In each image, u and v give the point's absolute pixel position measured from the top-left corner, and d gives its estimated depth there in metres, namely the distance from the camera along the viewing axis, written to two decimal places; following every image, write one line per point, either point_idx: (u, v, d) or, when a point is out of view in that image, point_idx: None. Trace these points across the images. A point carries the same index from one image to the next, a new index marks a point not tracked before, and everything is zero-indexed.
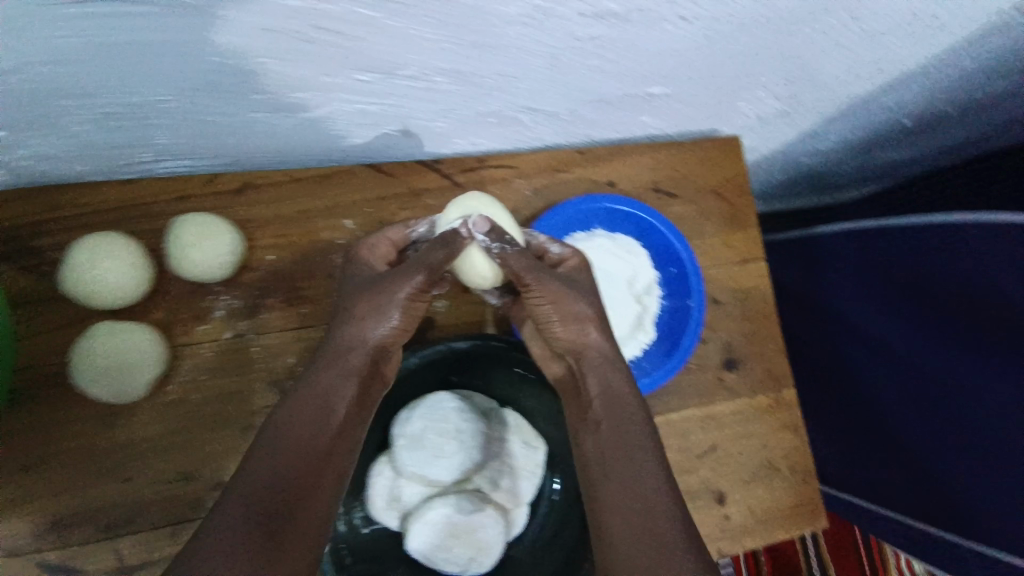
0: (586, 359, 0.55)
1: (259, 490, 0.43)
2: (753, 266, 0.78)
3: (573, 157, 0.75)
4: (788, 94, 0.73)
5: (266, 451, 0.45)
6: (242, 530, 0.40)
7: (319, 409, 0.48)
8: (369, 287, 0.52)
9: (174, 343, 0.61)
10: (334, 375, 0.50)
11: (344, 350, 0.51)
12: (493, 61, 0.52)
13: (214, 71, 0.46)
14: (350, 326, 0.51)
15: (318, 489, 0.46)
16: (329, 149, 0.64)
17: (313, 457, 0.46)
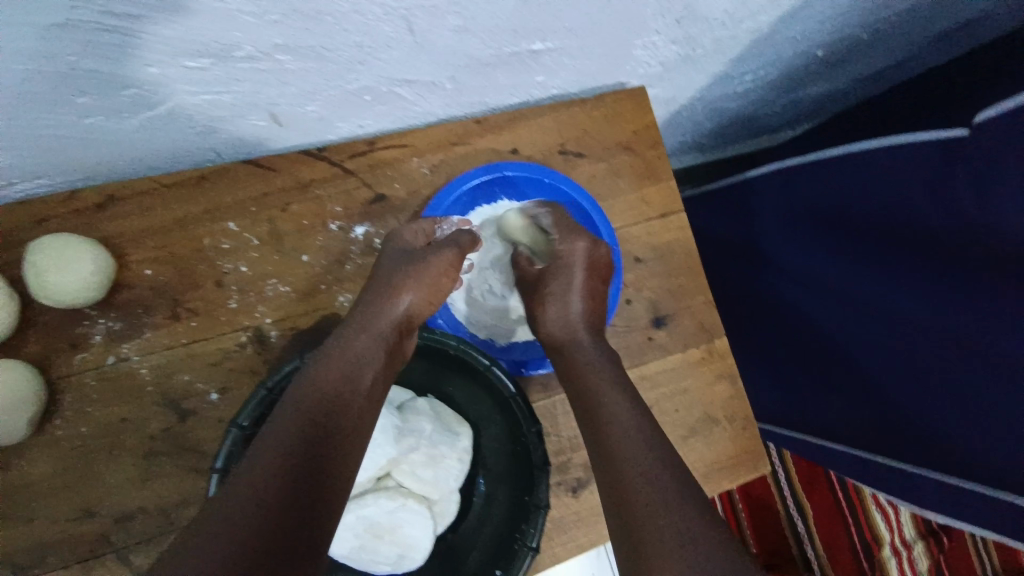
0: (569, 342, 0.62)
1: (291, 448, 0.44)
2: (672, 219, 0.76)
3: (471, 128, 0.71)
4: (685, 37, 0.68)
5: (293, 413, 0.47)
6: (274, 482, 0.42)
7: (342, 375, 0.52)
8: (407, 262, 0.61)
9: (52, 377, 0.58)
10: (366, 344, 0.55)
11: (372, 320, 0.57)
12: (335, 32, 0.47)
13: (64, 78, 0.43)
14: (385, 298, 0.58)
15: (344, 449, 0.48)
16: (196, 149, 0.60)
17: (338, 418, 0.49)
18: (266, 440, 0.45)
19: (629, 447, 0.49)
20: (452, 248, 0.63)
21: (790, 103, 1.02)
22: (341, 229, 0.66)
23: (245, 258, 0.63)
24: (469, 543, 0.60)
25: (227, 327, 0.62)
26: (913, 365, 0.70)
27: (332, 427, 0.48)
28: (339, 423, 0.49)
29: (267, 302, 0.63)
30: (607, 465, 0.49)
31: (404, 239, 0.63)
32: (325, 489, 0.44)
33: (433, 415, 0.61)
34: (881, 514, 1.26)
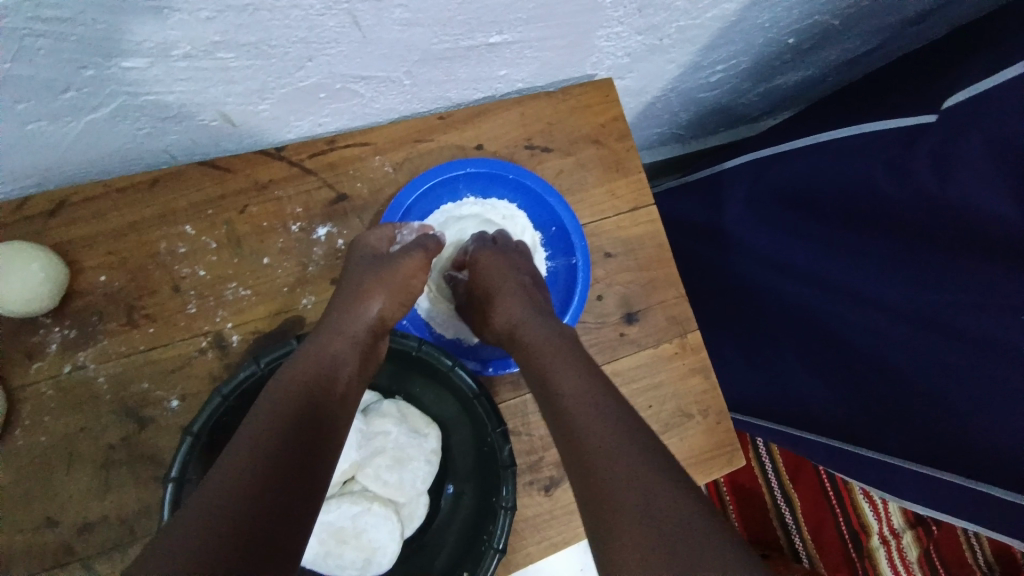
0: (517, 325, 0.61)
1: (266, 453, 0.43)
2: (641, 212, 0.76)
3: (434, 124, 0.70)
4: (650, 26, 0.66)
5: (269, 416, 0.45)
6: (250, 487, 0.40)
7: (317, 377, 0.50)
8: (374, 264, 0.61)
9: (9, 387, 0.57)
10: (341, 344, 0.54)
11: (345, 323, 0.56)
12: (278, 27, 0.45)
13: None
14: (355, 302, 0.58)
15: (322, 454, 0.46)
16: (148, 151, 0.58)
17: (316, 422, 0.47)
18: (239, 445, 0.43)
19: (601, 439, 0.46)
20: (419, 252, 0.63)
21: (766, 92, 1.01)
22: (302, 230, 0.65)
23: (202, 262, 0.62)
24: (438, 545, 0.60)
25: (186, 333, 0.61)
26: (887, 355, 0.70)
27: (309, 431, 0.46)
28: (317, 426, 0.47)
29: (228, 305, 0.62)
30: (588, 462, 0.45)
31: (369, 244, 0.63)
32: (303, 495, 0.42)
33: (399, 417, 0.60)
34: (869, 504, 1.26)
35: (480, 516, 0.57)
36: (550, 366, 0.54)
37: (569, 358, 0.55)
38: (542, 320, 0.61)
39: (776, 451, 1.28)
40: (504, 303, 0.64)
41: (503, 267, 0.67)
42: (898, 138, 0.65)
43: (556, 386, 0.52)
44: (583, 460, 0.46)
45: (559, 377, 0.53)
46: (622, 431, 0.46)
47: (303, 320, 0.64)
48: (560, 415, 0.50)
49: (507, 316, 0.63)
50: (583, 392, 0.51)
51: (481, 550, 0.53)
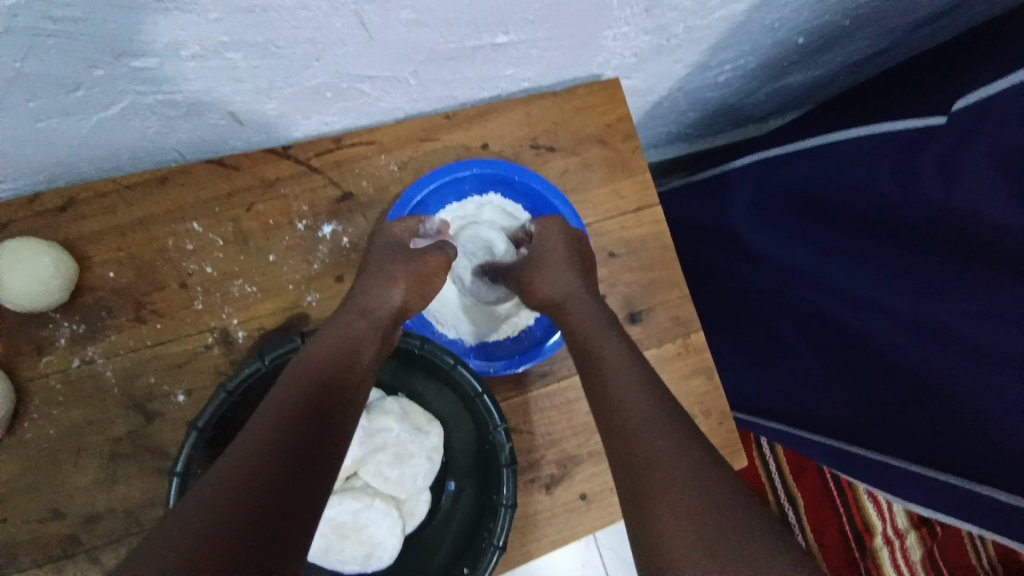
0: (566, 303, 0.62)
1: (284, 430, 0.43)
2: (646, 212, 0.76)
3: (439, 123, 0.70)
4: (657, 26, 0.66)
5: (285, 396, 0.46)
6: (267, 461, 0.40)
7: (338, 359, 0.50)
8: (397, 252, 0.62)
9: (18, 380, 0.58)
10: (363, 325, 0.55)
11: (369, 305, 0.57)
12: (285, 27, 0.46)
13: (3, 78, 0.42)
14: (377, 287, 0.59)
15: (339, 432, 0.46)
16: (156, 149, 0.59)
17: (335, 398, 0.47)
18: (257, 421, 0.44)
19: (634, 412, 0.48)
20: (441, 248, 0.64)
21: (775, 92, 1.00)
22: (307, 228, 0.66)
23: (209, 259, 0.63)
24: (438, 541, 0.61)
25: (192, 329, 0.62)
26: (890, 360, 0.70)
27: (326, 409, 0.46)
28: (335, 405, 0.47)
29: (233, 302, 0.63)
30: (617, 439, 0.47)
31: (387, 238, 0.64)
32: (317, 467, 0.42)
33: (401, 414, 0.60)
34: (873, 505, 1.25)
35: (480, 512, 0.57)
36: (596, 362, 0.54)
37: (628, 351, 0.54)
38: (601, 308, 0.60)
39: (780, 451, 1.27)
40: (551, 275, 0.64)
41: (556, 246, 0.66)
42: (907, 142, 0.65)
43: (602, 356, 0.55)
44: (621, 445, 0.46)
45: (603, 347, 0.55)
46: (647, 400, 0.49)
47: (308, 317, 0.64)
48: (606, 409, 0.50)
49: (551, 294, 0.64)
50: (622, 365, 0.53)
51: (481, 546, 0.53)
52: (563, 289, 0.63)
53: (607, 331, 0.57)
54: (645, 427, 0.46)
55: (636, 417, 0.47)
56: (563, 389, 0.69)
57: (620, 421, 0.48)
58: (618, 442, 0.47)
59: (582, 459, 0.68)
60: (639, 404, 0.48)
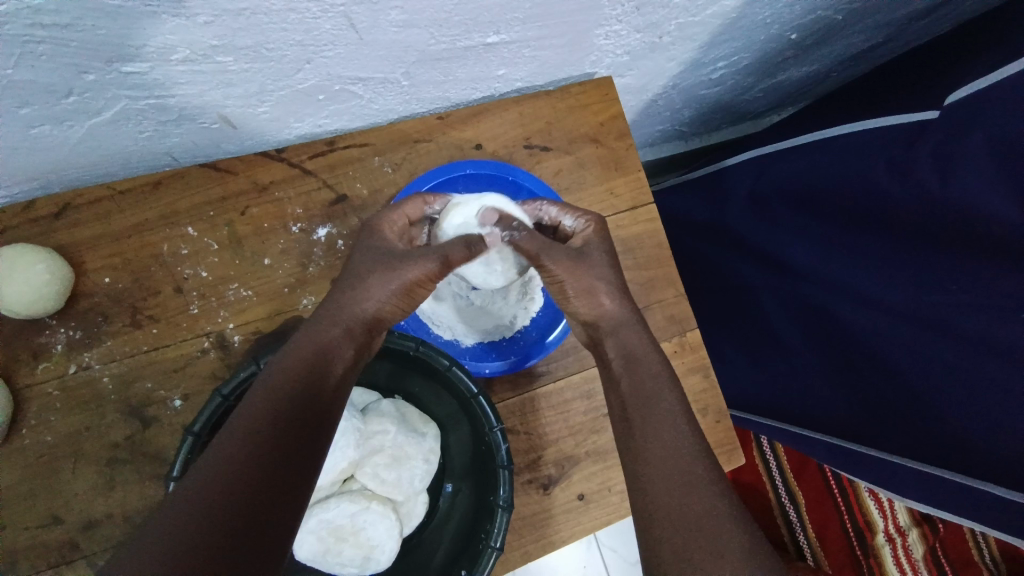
0: (603, 328, 0.57)
1: (255, 454, 0.42)
2: (641, 211, 0.76)
3: (432, 124, 0.70)
4: (649, 24, 0.66)
5: (256, 411, 0.44)
6: (233, 494, 0.39)
7: (311, 369, 0.48)
8: (377, 249, 0.57)
9: (15, 387, 0.59)
10: (336, 333, 0.52)
11: (343, 311, 0.53)
12: (275, 30, 0.46)
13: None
14: (352, 288, 0.54)
15: (313, 449, 0.45)
16: (150, 154, 0.59)
17: (302, 420, 0.45)
18: (227, 443, 0.42)
19: (652, 439, 0.49)
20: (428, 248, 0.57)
21: (770, 89, 1.00)
22: (302, 231, 0.66)
23: (204, 263, 0.63)
24: (436, 542, 0.61)
25: (188, 333, 0.62)
26: (888, 355, 0.70)
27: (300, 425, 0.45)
28: (310, 420, 0.46)
29: (229, 306, 0.63)
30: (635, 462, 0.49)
31: (371, 232, 0.59)
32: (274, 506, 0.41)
33: (398, 417, 0.60)
34: (875, 501, 1.25)
35: (478, 513, 0.57)
36: (631, 416, 0.51)
37: (666, 396, 0.51)
38: (642, 339, 0.56)
39: (780, 448, 1.28)
40: (604, 291, 0.57)
41: (607, 260, 0.59)
42: (901, 136, 0.65)
43: (627, 374, 0.54)
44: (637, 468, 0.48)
45: (632, 361, 0.54)
46: (673, 426, 0.49)
47: (303, 320, 0.64)
48: (632, 461, 0.49)
49: (597, 305, 0.57)
50: (652, 383, 0.52)
51: (479, 547, 0.53)
52: (611, 311, 0.57)
53: (650, 371, 0.53)
54: (665, 455, 0.48)
55: (666, 456, 0.48)
56: (560, 389, 0.69)
57: (644, 454, 0.48)
58: (645, 502, 0.46)
59: (580, 459, 0.68)
60: (664, 428, 0.49)
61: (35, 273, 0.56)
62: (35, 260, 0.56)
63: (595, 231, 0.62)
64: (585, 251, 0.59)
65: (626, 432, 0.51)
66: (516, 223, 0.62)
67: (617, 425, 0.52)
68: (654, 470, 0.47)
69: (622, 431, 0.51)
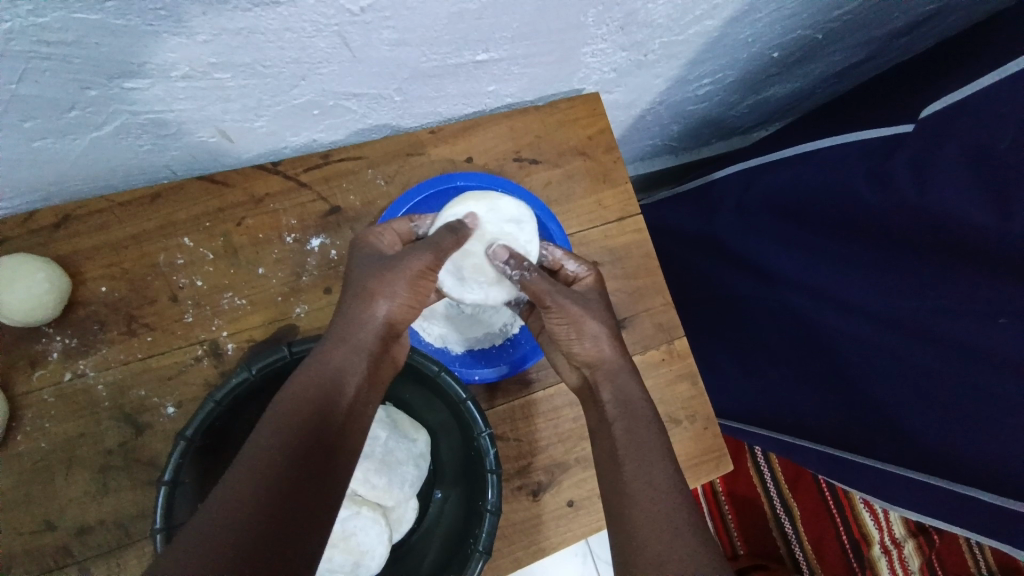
0: (601, 371, 0.58)
1: (275, 468, 0.42)
2: (628, 222, 0.78)
3: (425, 138, 0.73)
4: (633, 42, 0.69)
5: (273, 432, 0.44)
6: (261, 500, 0.40)
7: (323, 396, 0.47)
8: (379, 262, 0.56)
9: (12, 394, 0.59)
10: (347, 351, 0.51)
11: (351, 329, 0.53)
12: (271, 48, 0.48)
13: None
14: (362, 303, 0.53)
15: (323, 498, 0.43)
16: (149, 166, 0.61)
17: (322, 433, 0.46)
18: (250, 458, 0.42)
19: (639, 481, 0.49)
20: (429, 250, 0.57)
21: (755, 105, 1.03)
22: (296, 241, 0.67)
23: (200, 273, 0.64)
24: (425, 549, 0.61)
25: (183, 341, 0.63)
26: (874, 366, 0.71)
27: (312, 462, 0.44)
28: (328, 439, 0.46)
29: (224, 314, 0.64)
30: (623, 501, 0.49)
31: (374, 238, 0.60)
32: (302, 512, 0.41)
33: (388, 422, 0.61)
34: (869, 512, 1.25)
35: (466, 519, 0.58)
36: (622, 459, 0.51)
37: (657, 441, 0.52)
38: (638, 387, 0.57)
39: (774, 459, 1.28)
40: (607, 337, 0.59)
41: (608, 310, 0.62)
42: (878, 150, 0.67)
43: (620, 418, 0.54)
44: (622, 507, 0.49)
45: (626, 405, 0.55)
46: (662, 461, 0.50)
47: (296, 328, 0.65)
48: (620, 503, 0.49)
49: (597, 350, 0.59)
50: (647, 428, 0.53)
51: (467, 551, 0.53)
52: (610, 356, 0.58)
53: (645, 415, 0.54)
54: (654, 495, 0.48)
55: (653, 498, 0.48)
56: (549, 397, 0.70)
57: (627, 492, 0.49)
58: (630, 544, 0.46)
59: (570, 466, 0.69)
60: (653, 470, 0.49)
61: (33, 287, 0.57)
62: (33, 274, 0.57)
63: (594, 283, 0.64)
64: (588, 297, 0.62)
65: (617, 474, 0.51)
66: (527, 263, 0.63)
67: (607, 465, 0.53)
68: (640, 514, 0.47)
69: (611, 474, 0.52)
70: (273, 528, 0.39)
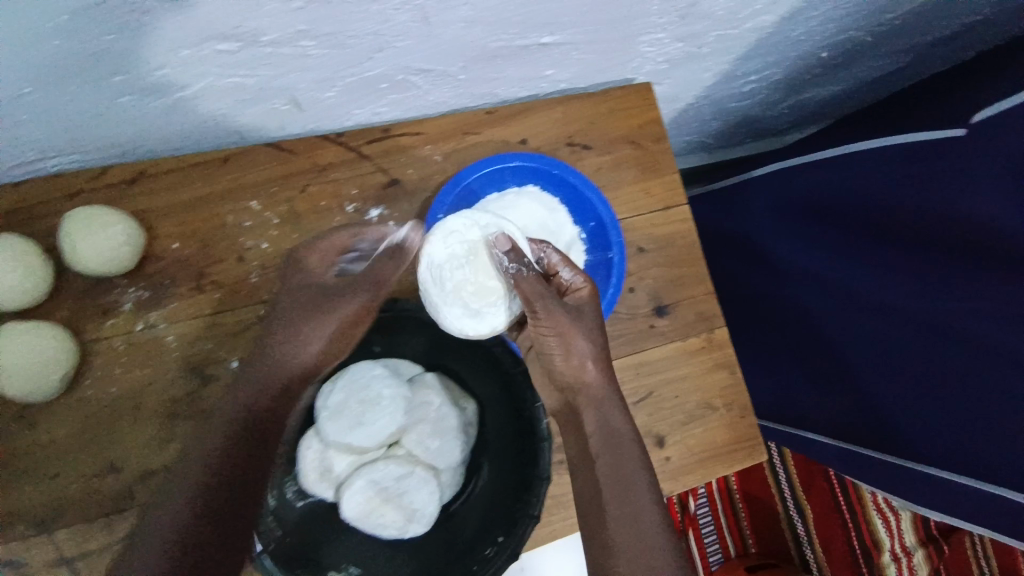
0: (584, 396, 0.59)
1: (201, 489, 0.51)
2: (674, 211, 0.79)
3: (481, 118, 0.74)
4: (689, 33, 0.70)
5: (198, 457, 0.53)
6: (186, 520, 0.49)
7: (239, 423, 0.54)
8: (321, 292, 0.60)
9: (84, 341, 0.62)
10: (257, 379, 0.57)
11: (281, 357, 0.58)
12: (355, 19, 0.50)
13: (90, 53, 0.45)
14: (288, 337, 0.58)
15: (261, 496, 0.53)
16: (222, 131, 0.63)
17: (245, 453, 0.53)
18: (182, 485, 0.51)
19: (623, 524, 0.54)
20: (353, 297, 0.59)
21: (796, 106, 1.04)
22: (356, 211, 0.69)
23: (265, 236, 0.67)
24: (471, 513, 0.63)
25: (247, 301, 0.65)
26: (912, 364, 0.71)
27: (236, 480, 0.52)
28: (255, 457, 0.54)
29: (286, 277, 0.66)
30: (607, 544, 0.54)
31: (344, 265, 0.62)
32: (237, 516, 0.51)
33: (442, 389, 0.64)
34: (881, 519, 1.26)
35: (513, 485, 0.60)
36: (607, 501, 0.55)
37: (643, 482, 0.56)
38: (623, 416, 0.58)
39: (789, 460, 1.29)
40: (593, 356, 0.58)
41: (601, 323, 0.59)
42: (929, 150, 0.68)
43: (603, 454, 0.57)
44: (604, 549, 0.54)
45: (613, 441, 0.57)
46: (644, 506, 0.55)
47: None
48: (603, 544, 0.54)
49: (581, 372, 0.59)
50: (630, 464, 0.56)
51: (515, 516, 0.55)
52: (595, 381, 0.59)
53: (629, 452, 0.56)
54: (635, 541, 0.53)
55: (633, 545, 0.53)
56: None
57: (611, 536, 0.54)
58: None
59: None
60: (636, 517, 0.54)
61: (114, 238, 0.59)
62: (116, 225, 0.59)
63: (591, 294, 0.60)
64: (581, 306, 0.59)
65: (601, 513, 0.55)
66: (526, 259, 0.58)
67: (591, 500, 0.57)
68: (623, 560, 0.52)
69: (596, 511, 0.56)
70: (200, 542, 0.49)
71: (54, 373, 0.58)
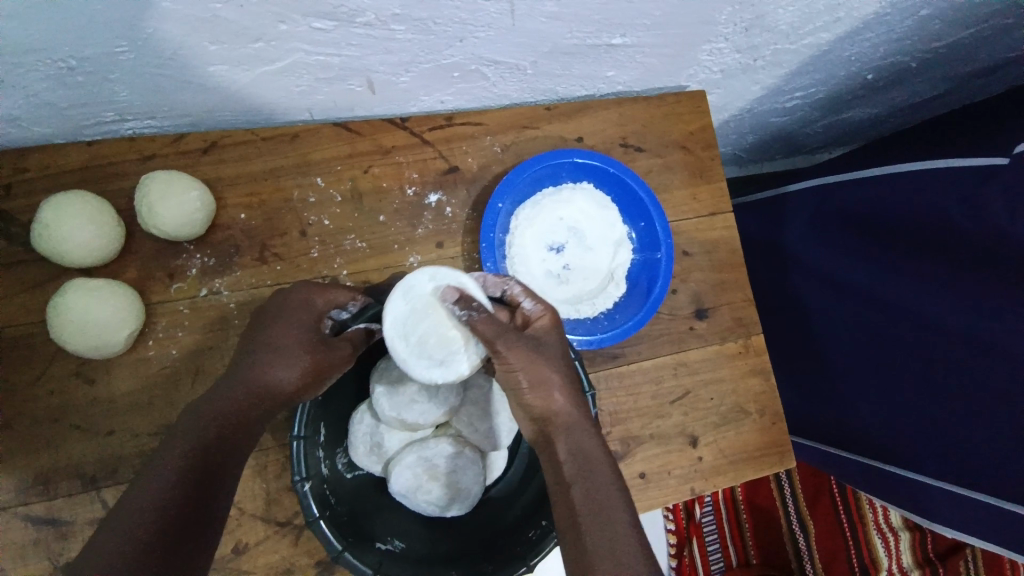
0: (554, 427, 0.51)
1: (175, 486, 0.44)
2: (720, 218, 0.81)
3: (541, 114, 0.76)
4: (749, 46, 0.72)
5: (179, 449, 0.45)
6: (155, 522, 0.42)
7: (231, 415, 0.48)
8: (301, 303, 0.55)
9: (149, 302, 0.63)
10: (248, 379, 0.50)
11: (258, 364, 0.51)
12: (447, 6, 0.51)
13: (193, 18, 0.47)
14: (266, 346, 0.52)
15: (209, 505, 0.46)
16: (294, 107, 0.65)
17: (212, 454, 0.47)
18: (157, 476, 0.44)
19: (601, 553, 0.44)
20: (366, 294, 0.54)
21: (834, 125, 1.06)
22: (416, 195, 0.71)
23: (327, 213, 0.68)
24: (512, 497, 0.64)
25: (308, 275, 0.67)
26: (945, 382, 0.73)
27: (200, 481, 0.45)
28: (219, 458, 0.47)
29: (346, 255, 0.68)
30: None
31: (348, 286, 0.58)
32: (188, 525, 0.44)
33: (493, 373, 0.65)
34: (882, 540, 1.23)
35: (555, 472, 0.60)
36: (582, 526, 0.46)
37: (620, 511, 0.46)
38: (597, 441, 0.50)
39: (796, 476, 1.30)
40: (561, 385, 0.52)
41: (564, 353, 0.54)
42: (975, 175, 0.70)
43: (578, 476, 0.48)
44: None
45: (585, 462, 0.49)
46: (622, 531, 0.45)
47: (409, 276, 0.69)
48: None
49: (549, 401, 0.52)
50: (606, 483, 0.48)
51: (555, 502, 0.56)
52: (565, 408, 0.52)
53: (603, 474, 0.48)
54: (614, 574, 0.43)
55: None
56: (632, 372, 0.74)
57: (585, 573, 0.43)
58: None
59: (645, 440, 0.72)
60: (613, 543, 0.44)
61: (187, 205, 0.60)
62: (191, 191, 0.61)
63: (551, 322, 0.56)
64: (543, 338, 0.54)
65: (575, 542, 0.46)
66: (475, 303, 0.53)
67: (565, 532, 0.47)
68: None
69: (569, 544, 0.46)
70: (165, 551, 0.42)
71: (121, 331, 0.59)
